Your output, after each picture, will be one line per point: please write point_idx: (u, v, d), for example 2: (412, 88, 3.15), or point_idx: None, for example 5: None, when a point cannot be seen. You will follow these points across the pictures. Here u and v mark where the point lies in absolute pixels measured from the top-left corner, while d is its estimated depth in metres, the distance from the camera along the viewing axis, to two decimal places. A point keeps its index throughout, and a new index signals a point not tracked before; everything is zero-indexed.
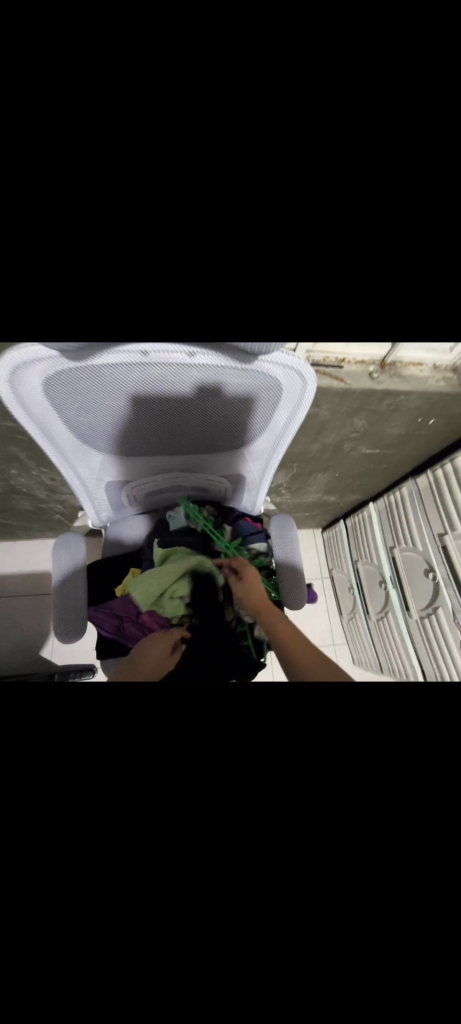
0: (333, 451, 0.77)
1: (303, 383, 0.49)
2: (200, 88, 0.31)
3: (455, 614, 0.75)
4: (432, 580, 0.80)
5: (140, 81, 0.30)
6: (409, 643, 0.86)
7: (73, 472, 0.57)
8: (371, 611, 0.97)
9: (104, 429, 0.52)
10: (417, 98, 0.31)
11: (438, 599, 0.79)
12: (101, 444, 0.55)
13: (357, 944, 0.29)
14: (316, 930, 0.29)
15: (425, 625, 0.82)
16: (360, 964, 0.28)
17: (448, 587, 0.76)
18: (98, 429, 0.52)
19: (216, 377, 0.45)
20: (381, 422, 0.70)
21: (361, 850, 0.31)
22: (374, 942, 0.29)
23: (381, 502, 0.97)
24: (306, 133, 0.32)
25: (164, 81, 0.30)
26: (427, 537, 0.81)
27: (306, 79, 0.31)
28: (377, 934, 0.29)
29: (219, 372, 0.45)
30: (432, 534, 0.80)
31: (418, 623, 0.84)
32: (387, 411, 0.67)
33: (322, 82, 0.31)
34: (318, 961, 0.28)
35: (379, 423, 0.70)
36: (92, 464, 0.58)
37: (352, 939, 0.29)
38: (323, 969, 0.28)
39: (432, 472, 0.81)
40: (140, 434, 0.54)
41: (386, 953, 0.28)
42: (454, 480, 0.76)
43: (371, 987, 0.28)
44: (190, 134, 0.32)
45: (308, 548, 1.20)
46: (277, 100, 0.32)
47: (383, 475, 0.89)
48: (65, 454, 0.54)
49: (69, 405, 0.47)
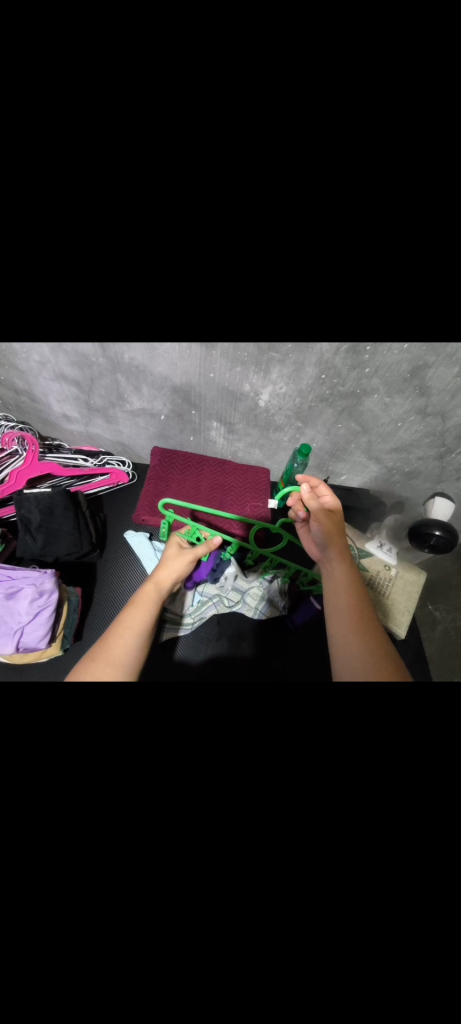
0: (371, 505, 2.21)
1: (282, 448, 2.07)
2: (324, 295, 0.66)
3: (380, 543, 2.15)
4: (371, 553, 2.13)
5: (298, 305, 0.71)
6: (369, 556, 2.12)
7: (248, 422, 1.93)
8: (370, 543, 2.16)
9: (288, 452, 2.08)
10: (376, 274, 0.61)
11: (377, 556, 2.12)
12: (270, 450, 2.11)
13: (196, 926, 0.50)
14: (189, 907, 0.50)
15: (378, 548, 2.14)
16: (208, 911, 0.50)
17: (377, 558, 2.12)
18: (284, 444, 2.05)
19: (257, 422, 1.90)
20: (376, 508, 2.24)
21: (205, 871, 0.51)
22: (197, 923, 0.50)
23: (365, 549, 2.13)
24: (366, 282, 0.63)
25: (324, 294, 0.66)
26: (375, 548, 2.13)
27: (379, 274, 0.61)
28: (195, 907, 0.50)
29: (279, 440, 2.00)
30: (377, 547, 2.14)
31: (371, 553, 2.12)
32: (371, 511, 2.27)
33: (372, 274, 0.61)
34: (175, 935, 0.50)
35: (376, 512, 2.26)
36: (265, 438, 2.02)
37: (202, 882, 0.50)
38: (184, 931, 0.50)
39: (430, 527, 1.75)
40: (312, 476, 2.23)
41: (207, 918, 0.50)
42: (368, 545, 2.13)
43: (210, 921, 0.50)
44: (313, 305, 0.70)
45: (358, 519, 2.26)
46: (378, 272, 0.60)
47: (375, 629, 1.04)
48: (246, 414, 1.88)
49: (239, 400, 1.79)
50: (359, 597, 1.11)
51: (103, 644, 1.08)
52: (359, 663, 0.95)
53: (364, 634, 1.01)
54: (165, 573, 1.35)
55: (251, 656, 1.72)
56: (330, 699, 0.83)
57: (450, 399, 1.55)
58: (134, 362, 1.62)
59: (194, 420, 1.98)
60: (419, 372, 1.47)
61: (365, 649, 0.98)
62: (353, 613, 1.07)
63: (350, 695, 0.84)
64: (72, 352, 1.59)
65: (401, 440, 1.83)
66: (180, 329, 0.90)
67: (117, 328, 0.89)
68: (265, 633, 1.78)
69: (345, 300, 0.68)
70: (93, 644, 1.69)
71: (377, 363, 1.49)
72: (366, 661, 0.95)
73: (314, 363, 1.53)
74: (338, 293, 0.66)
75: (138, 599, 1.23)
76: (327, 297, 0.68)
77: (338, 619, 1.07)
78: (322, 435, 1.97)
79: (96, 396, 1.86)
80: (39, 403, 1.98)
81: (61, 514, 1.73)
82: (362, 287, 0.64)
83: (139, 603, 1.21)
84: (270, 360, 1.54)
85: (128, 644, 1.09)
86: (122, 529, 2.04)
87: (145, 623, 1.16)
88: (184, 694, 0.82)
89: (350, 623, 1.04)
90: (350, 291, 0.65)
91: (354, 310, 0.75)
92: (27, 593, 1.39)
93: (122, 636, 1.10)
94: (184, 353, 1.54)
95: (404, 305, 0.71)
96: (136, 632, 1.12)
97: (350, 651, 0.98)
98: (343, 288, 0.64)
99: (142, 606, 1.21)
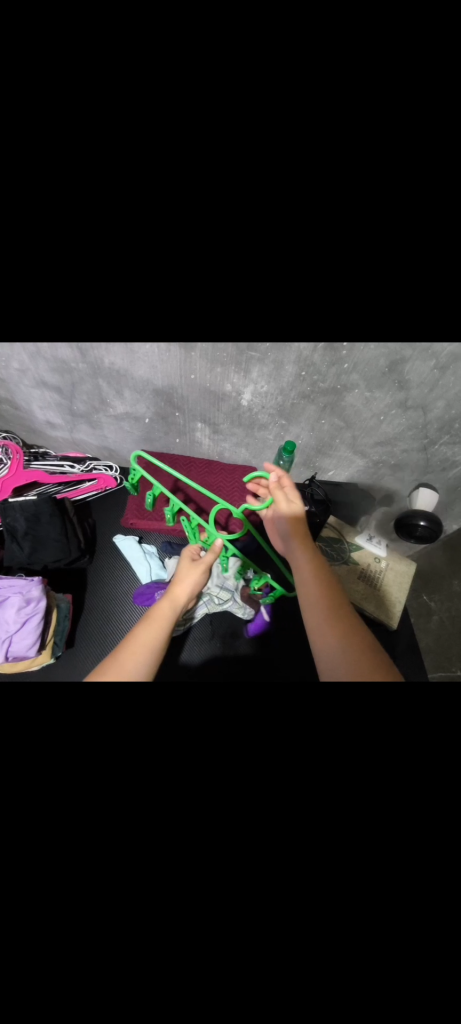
0: (358, 498, 2.25)
1: (269, 445, 2.09)
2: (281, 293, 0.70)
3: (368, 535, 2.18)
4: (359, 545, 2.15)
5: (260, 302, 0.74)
6: (359, 549, 2.15)
7: (233, 422, 1.94)
8: (359, 535, 2.18)
9: (273, 448, 2.10)
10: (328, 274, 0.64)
11: (365, 547, 2.15)
12: (256, 448, 2.13)
13: None
14: None
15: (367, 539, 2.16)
16: None
17: (365, 549, 2.15)
18: (270, 442, 2.07)
19: (242, 420, 1.92)
20: (363, 501, 2.27)
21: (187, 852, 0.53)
22: None
23: (354, 542, 2.15)
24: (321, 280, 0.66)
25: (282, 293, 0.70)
26: (364, 539, 2.16)
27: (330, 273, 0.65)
28: None
29: (264, 436, 2.02)
30: (365, 538, 2.17)
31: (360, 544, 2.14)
32: (361, 505, 2.28)
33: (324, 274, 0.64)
34: None
35: (364, 505, 2.29)
36: (252, 436, 2.04)
37: None
38: None
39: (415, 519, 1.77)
40: (301, 468, 2.27)
41: None
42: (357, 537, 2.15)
43: None
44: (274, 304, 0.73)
45: (347, 513, 2.29)
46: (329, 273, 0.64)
47: (350, 621, 1.02)
48: (231, 414, 1.89)
49: (223, 400, 1.80)
50: (330, 592, 1.09)
51: (116, 656, 1.09)
52: (339, 662, 0.95)
53: (340, 630, 1.00)
54: (184, 585, 1.33)
55: (248, 654, 1.72)
56: (311, 698, 0.85)
57: (429, 391, 1.57)
58: (114, 366, 1.61)
59: (178, 421, 1.97)
60: (397, 365, 1.49)
61: (344, 647, 0.98)
62: (327, 610, 1.05)
63: (329, 695, 0.88)
64: (51, 358, 1.59)
65: (385, 434, 1.84)
66: (155, 326, 0.91)
67: (90, 328, 0.90)
68: (264, 633, 1.75)
69: (304, 299, 0.71)
70: (85, 649, 1.69)
71: (355, 360, 1.50)
72: (345, 661, 0.94)
73: (293, 362, 1.55)
74: (297, 292, 0.69)
75: (156, 614, 1.22)
76: (285, 293, 0.71)
77: (315, 618, 1.05)
78: (306, 432, 1.97)
79: (79, 401, 1.86)
80: (22, 410, 1.98)
81: (48, 520, 1.72)
82: (316, 286, 0.68)
83: (157, 617, 1.21)
84: (249, 359, 1.55)
85: (142, 655, 1.10)
86: (111, 533, 2.03)
87: (158, 641, 1.15)
88: (173, 694, 0.83)
89: (325, 622, 1.02)
90: (308, 290, 0.69)
91: (319, 303, 0.77)
92: (14, 602, 1.39)
93: (138, 647, 1.11)
94: (163, 354, 1.54)
95: (362, 300, 0.74)
96: (150, 649, 1.12)
97: (329, 650, 0.98)
98: (302, 288, 0.68)
99: (156, 620, 1.20)
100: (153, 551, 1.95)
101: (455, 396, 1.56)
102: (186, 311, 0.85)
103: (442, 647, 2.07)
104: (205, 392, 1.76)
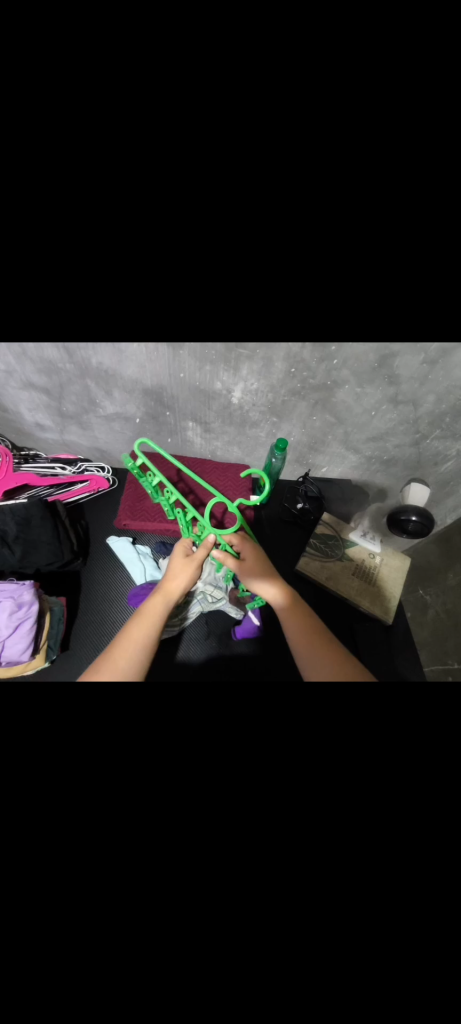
0: (351, 494, 2.26)
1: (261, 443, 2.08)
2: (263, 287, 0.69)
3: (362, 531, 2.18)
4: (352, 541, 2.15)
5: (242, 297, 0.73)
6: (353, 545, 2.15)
7: (225, 421, 1.93)
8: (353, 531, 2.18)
9: (266, 445, 2.09)
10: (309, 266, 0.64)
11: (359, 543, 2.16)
12: (249, 446, 2.12)
13: None
14: None
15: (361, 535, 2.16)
16: None
17: (359, 545, 2.15)
18: (262, 440, 2.06)
19: (233, 418, 1.91)
20: (357, 497, 2.27)
21: None
22: None
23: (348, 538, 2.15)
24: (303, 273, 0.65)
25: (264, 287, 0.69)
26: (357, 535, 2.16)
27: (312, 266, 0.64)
28: None
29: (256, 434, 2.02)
30: (358, 534, 2.17)
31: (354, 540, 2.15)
32: (354, 501, 2.29)
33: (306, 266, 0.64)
34: None
35: (358, 501, 2.29)
36: (244, 434, 2.03)
37: None
38: None
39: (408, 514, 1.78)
40: (294, 465, 2.26)
41: None
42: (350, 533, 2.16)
43: None
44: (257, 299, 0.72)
45: (340, 510, 2.29)
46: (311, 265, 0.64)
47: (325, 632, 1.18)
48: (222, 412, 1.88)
49: (214, 399, 1.79)
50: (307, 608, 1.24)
51: (108, 653, 1.09)
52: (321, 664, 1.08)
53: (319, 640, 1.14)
54: (176, 582, 1.33)
55: (253, 654, 1.72)
56: (302, 695, 0.85)
57: (418, 386, 1.58)
58: (103, 366, 1.60)
59: (169, 420, 1.96)
60: (386, 361, 1.49)
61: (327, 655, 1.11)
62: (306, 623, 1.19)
63: (321, 693, 0.88)
64: (37, 358, 1.57)
65: (376, 429, 1.84)
66: (141, 323, 0.91)
67: (74, 326, 0.89)
68: (265, 633, 1.74)
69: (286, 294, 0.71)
70: (80, 652, 1.68)
71: (344, 356, 1.50)
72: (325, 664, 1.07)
73: (282, 359, 1.54)
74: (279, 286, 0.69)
75: (146, 612, 1.22)
76: (267, 287, 0.70)
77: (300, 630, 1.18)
78: (298, 429, 1.97)
79: (68, 402, 1.84)
80: (10, 413, 1.96)
81: (39, 523, 1.70)
82: (297, 280, 0.67)
83: (148, 614, 1.21)
84: (238, 357, 1.55)
85: (133, 653, 1.09)
86: (104, 535, 2.02)
87: (151, 636, 1.15)
88: (166, 695, 0.83)
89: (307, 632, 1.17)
90: (289, 284, 0.68)
91: (302, 297, 0.76)
92: (5, 606, 1.38)
93: (128, 646, 1.11)
94: (151, 354, 1.53)
95: (345, 293, 0.74)
96: (143, 647, 1.11)
97: (305, 656, 1.11)
98: (284, 282, 0.68)
99: (150, 616, 1.20)
100: (146, 552, 1.94)
101: (444, 391, 1.57)
102: (168, 309, 0.84)
103: (439, 642, 2.05)
104: (195, 391, 1.75)
